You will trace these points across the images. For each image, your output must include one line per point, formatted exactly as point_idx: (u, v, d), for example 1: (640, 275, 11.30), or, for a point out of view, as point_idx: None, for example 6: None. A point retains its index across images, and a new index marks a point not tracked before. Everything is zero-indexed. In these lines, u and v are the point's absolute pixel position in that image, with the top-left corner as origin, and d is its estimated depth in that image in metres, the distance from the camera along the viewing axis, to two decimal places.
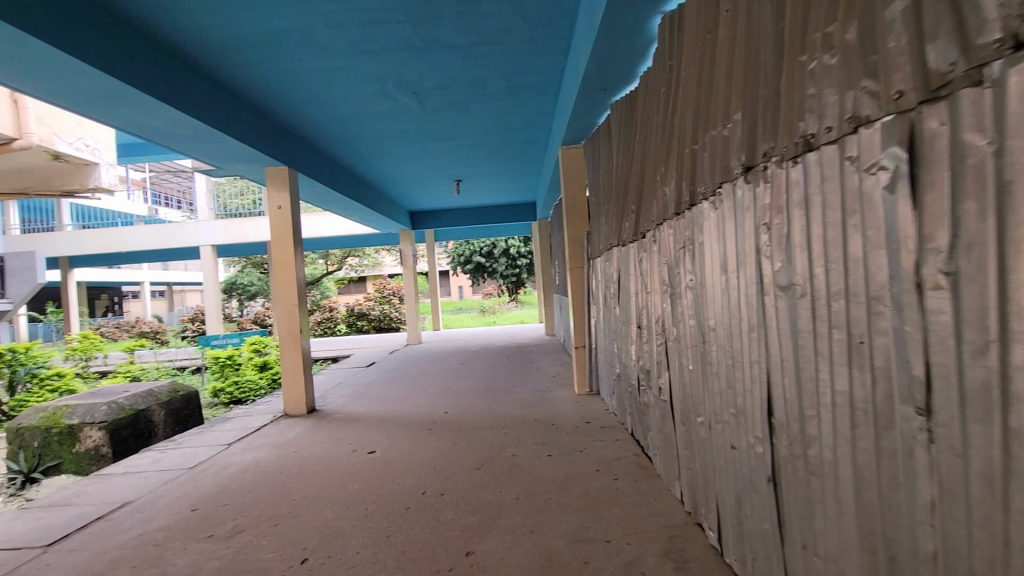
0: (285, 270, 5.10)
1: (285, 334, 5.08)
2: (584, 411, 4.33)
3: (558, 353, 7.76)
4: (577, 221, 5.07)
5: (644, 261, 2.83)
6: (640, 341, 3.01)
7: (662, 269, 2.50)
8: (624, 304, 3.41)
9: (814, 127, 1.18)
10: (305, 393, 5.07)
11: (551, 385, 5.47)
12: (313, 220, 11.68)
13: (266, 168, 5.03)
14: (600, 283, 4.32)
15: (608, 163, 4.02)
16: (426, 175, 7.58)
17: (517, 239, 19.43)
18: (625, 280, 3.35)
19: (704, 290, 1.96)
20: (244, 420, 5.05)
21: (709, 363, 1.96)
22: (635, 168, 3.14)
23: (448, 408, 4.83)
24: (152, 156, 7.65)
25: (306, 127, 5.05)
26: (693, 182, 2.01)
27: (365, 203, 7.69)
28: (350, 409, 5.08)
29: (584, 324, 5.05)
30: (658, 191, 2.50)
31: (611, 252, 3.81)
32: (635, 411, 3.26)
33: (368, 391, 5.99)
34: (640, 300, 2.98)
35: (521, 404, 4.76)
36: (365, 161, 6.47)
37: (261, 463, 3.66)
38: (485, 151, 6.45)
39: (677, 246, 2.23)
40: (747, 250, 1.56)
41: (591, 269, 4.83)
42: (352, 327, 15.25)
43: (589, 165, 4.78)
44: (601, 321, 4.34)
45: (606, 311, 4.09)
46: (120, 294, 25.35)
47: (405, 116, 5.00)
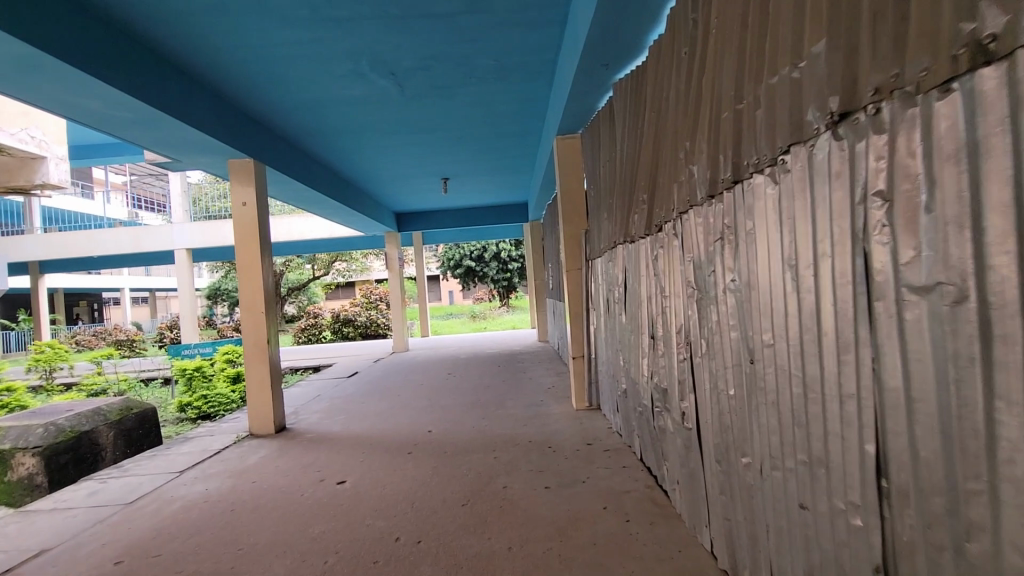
0: (251, 274, 4.57)
1: (251, 345, 4.56)
2: (584, 430, 3.85)
3: (554, 361, 7.27)
4: (574, 219, 4.59)
5: (660, 259, 2.37)
6: (654, 355, 2.54)
7: (686, 269, 2.04)
8: (632, 310, 2.94)
9: (1003, 21, 0.72)
10: (273, 411, 4.55)
11: (547, 398, 4.98)
12: (295, 222, 11.20)
13: (229, 160, 4.54)
14: (602, 286, 3.84)
15: (611, 151, 3.56)
16: (410, 172, 7.09)
17: (507, 243, 19.01)
18: (634, 283, 2.88)
19: (753, 295, 1.50)
20: (204, 441, 4.52)
21: (759, 389, 1.50)
22: (646, 150, 2.67)
23: (432, 426, 4.33)
24: None
25: (273, 114, 4.56)
26: (737, 153, 1.54)
27: (345, 202, 7.18)
28: (323, 428, 4.57)
29: (582, 332, 4.57)
30: (681, 172, 2.04)
31: (616, 250, 3.34)
32: (647, 435, 2.78)
33: (346, 406, 5.47)
34: (654, 307, 2.51)
35: (513, 422, 4.27)
36: (343, 155, 5.97)
37: (212, 497, 3.14)
38: (473, 145, 5.98)
39: (711, 238, 1.76)
40: (838, 236, 1.10)
41: (590, 271, 4.36)
42: (338, 334, 14.70)
43: (588, 157, 4.32)
44: (604, 330, 3.86)
45: (609, 317, 3.61)
46: (100, 300, 24.55)
47: (384, 102, 4.52)
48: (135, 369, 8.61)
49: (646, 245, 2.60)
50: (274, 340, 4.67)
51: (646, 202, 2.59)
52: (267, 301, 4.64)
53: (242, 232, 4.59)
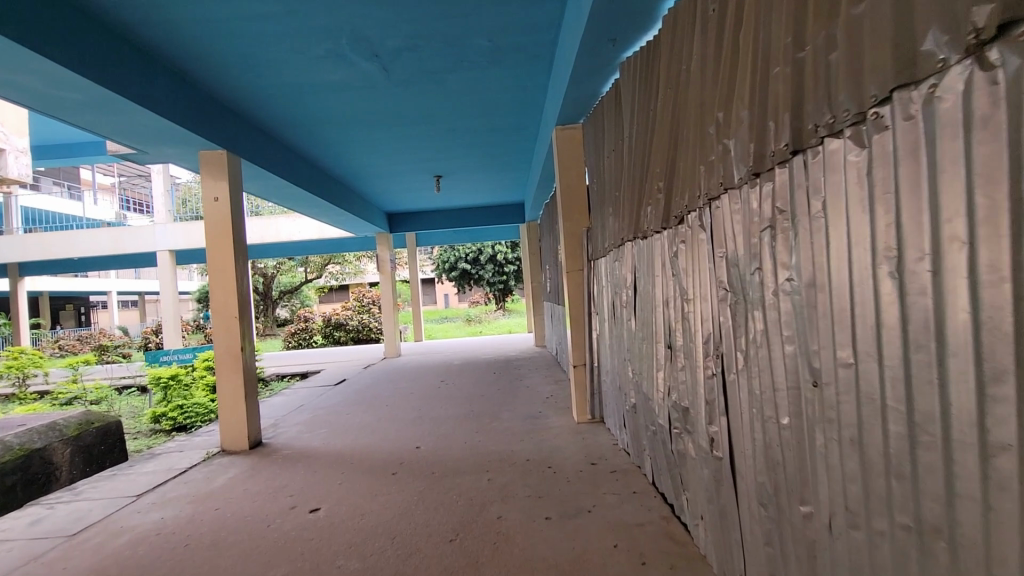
0: (225, 276, 4.20)
1: (223, 353, 4.19)
2: (587, 447, 3.49)
3: (552, 368, 6.91)
4: (575, 217, 4.24)
5: (680, 258, 2.02)
6: (671, 368, 2.19)
7: (717, 267, 1.69)
8: (643, 315, 2.59)
9: None
10: (248, 425, 4.18)
11: (545, 410, 4.62)
12: (283, 223, 10.85)
13: (200, 151, 4.18)
14: (607, 289, 3.49)
15: (617, 139, 3.22)
16: (401, 169, 6.73)
17: (503, 244, 18.69)
18: (645, 284, 2.53)
19: (819, 299, 1.16)
20: (171, 458, 4.15)
21: (828, 421, 1.15)
22: (661, 131, 2.32)
23: (420, 442, 3.97)
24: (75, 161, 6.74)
25: (247, 101, 4.21)
26: (797, 115, 1.19)
27: (332, 201, 6.82)
28: (301, 444, 4.20)
29: (584, 338, 4.21)
30: (711, 150, 1.68)
31: (623, 248, 2.99)
32: (662, 459, 2.43)
33: (330, 417, 5.09)
34: (673, 312, 2.15)
35: (509, 437, 3.91)
36: (327, 149, 5.62)
37: (166, 529, 2.77)
38: (467, 138, 5.63)
39: (754, 229, 1.41)
40: (985, 213, 0.75)
41: (593, 272, 4.00)
42: (329, 339, 14.31)
43: (590, 149, 3.98)
44: (608, 336, 3.52)
45: (615, 322, 3.26)
46: (87, 304, 24.08)
47: (368, 89, 4.17)
48: (113, 377, 8.21)
49: (661, 241, 2.27)
50: (249, 347, 4.30)
51: (661, 192, 2.25)
52: (242, 304, 4.27)
53: (214, 230, 4.22)
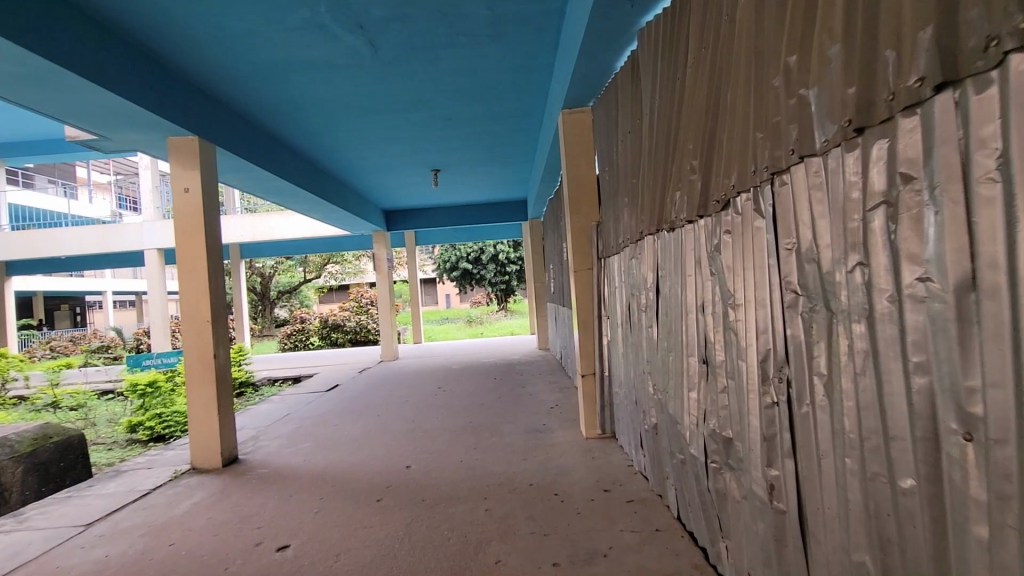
0: (195, 276, 3.80)
1: (193, 361, 3.79)
2: (598, 470, 3.08)
3: (556, 373, 6.49)
4: (583, 210, 3.83)
5: (724, 253, 1.61)
6: (709, 388, 1.79)
7: (782, 263, 1.28)
8: (669, 322, 2.18)
9: None
10: (222, 440, 3.78)
11: (550, 422, 4.21)
12: (276, 221, 10.45)
13: (169, 137, 3.80)
14: (621, 290, 3.08)
15: (634, 118, 2.81)
16: (396, 162, 6.33)
17: (505, 243, 18.30)
18: (672, 285, 2.12)
19: (986, 310, 0.75)
20: (137, 477, 3.76)
21: (1002, 500, 0.75)
22: (695, 98, 1.91)
23: (411, 460, 3.56)
24: (47, 155, 6.34)
25: (221, 80, 3.82)
26: (948, 26, 0.78)
27: (322, 196, 6.42)
28: (280, 461, 3.79)
29: (593, 344, 3.80)
30: (776, 107, 1.27)
31: (643, 243, 2.58)
32: (693, 494, 2.02)
33: (316, 428, 4.69)
34: (712, 320, 1.74)
35: (510, 455, 3.51)
36: (314, 137, 5.22)
37: (109, 570, 2.37)
38: (466, 126, 5.22)
39: (854, 208, 1.00)
40: None
41: (604, 271, 3.59)
42: (326, 340, 13.93)
43: (601, 134, 3.57)
44: (623, 343, 3.12)
45: (632, 328, 2.85)
46: (81, 305, 23.70)
47: (355, 66, 3.77)
48: (94, 382, 7.84)
49: (693, 231, 1.86)
50: (223, 354, 3.90)
51: (696, 171, 1.84)
52: (215, 307, 3.87)
53: (185, 224, 3.82)
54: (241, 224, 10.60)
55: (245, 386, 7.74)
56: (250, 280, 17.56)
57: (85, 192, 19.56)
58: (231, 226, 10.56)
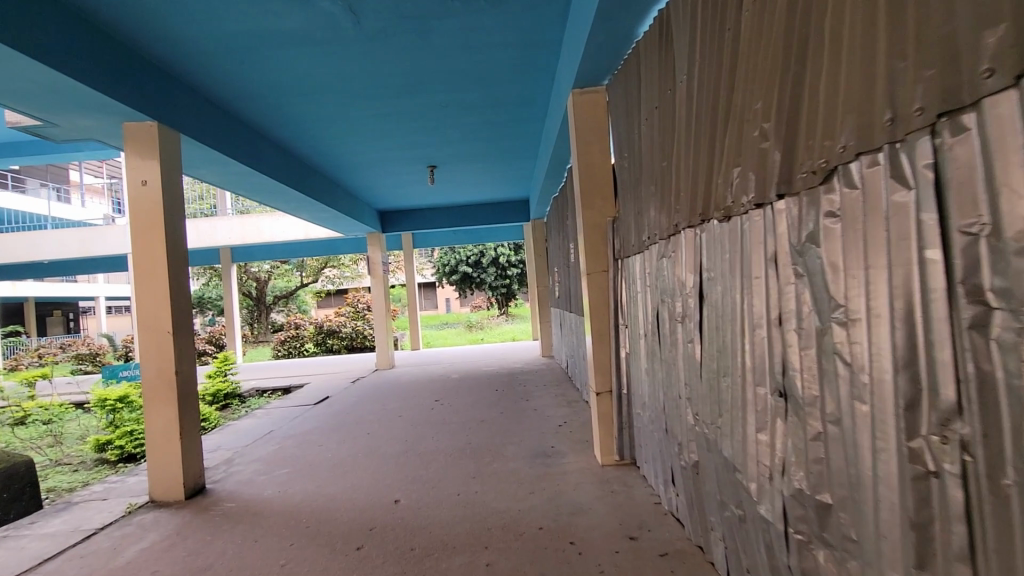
0: (153, 281, 3.33)
1: (152, 378, 3.31)
2: (620, 509, 2.60)
3: (562, 384, 6.00)
4: (598, 203, 3.35)
5: (825, 246, 1.14)
6: (791, 430, 1.32)
7: (961, 256, 0.82)
8: (719, 338, 1.71)
9: None
10: (185, 469, 3.30)
11: (559, 445, 3.72)
12: (265, 222, 9.99)
13: (125, 123, 3.34)
14: (647, 295, 2.61)
15: (663, 89, 2.35)
16: (389, 156, 5.87)
17: (506, 246, 17.83)
18: (726, 290, 1.65)
19: None
20: (87, 511, 3.27)
21: None
22: (761, 41, 1.44)
23: (400, 492, 3.09)
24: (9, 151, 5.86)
25: (185, 57, 3.36)
26: None
27: (309, 194, 5.95)
28: (251, 493, 3.31)
29: (609, 357, 3.32)
30: (950, 10, 0.82)
31: (678, 238, 2.11)
32: (759, 568, 1.53)
33: (298, 450, 4.21)
34: (797, 339, 1.27)
35: (515, 487, 3.03)
36: (297, 126, 4.75)
37: None
38: (464, 114, 4.78)
39: None
40: None
41: (624, 272, 3.11)
42: (321, 347, 13.46)
43: (618, 115, 3.10)
44: (648, 358, 2.64)
45: (662, 340, 2.38)
46: (74, 311, 23.20)
47: (337, 40, 3.32)
48: (67, 394, 7.33)
49: (763, 219, 1.40)
50: (186, 369, 3.42)
51: (768, 138, 1.37)
52: (178, 316, 3.39)
53: (143, 220, 3.35)
54: (229, 227, 10.09)
55: (230, 398, 7.25)
56: (245, 284, 17.08)
57: (77, 194, 19.11)
58: (219, 229, 10.06)
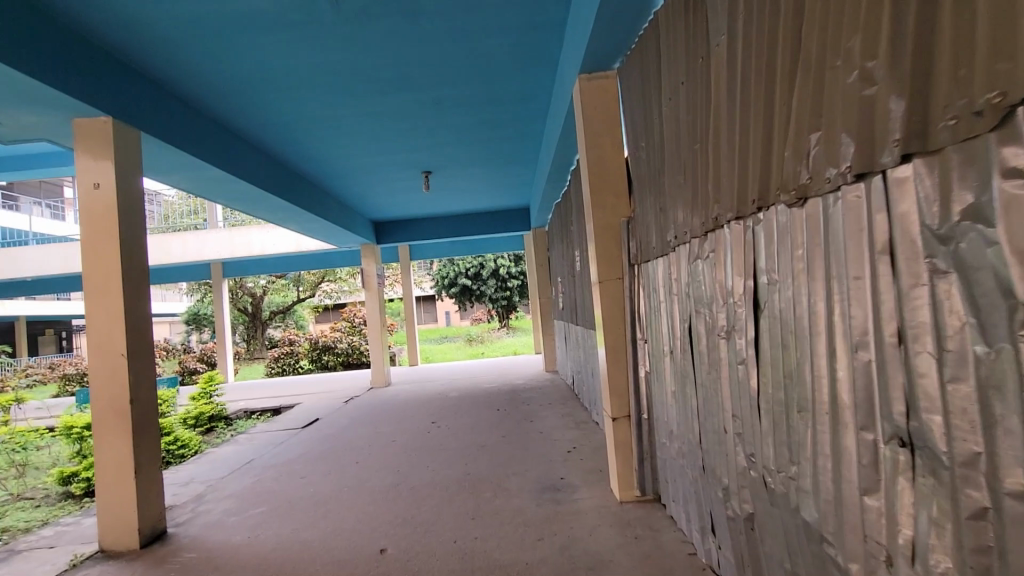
0: (106, 298, 2.93)
1: (103, 408, 2.89)
2: (647, 563, 2.17)
3: (569, 403, 5.57)
4: (610, 202, 2.95)
5: (1004, 224, 0.74)
6: (925, 498, 0.91)
7: None
8: (788, 361, 1.31)
9: None
10: (141, 511, 2.89)
11: (569, 477, 3.29)
12: (255, 235, 9.51)
13: (75, 119, 2.96)
14: (676, 305, 2.20)
15: (691, 59, 1.96)
16: (381, 160, 5.49)
17: (506, 258, 17.41)
18: (800, 298, 1.25)
19: None
20: (27, 563, 2.84)
21: None
22: None
23: (387, 540, 2.66)
24: None
25: (142, 45, 2.99)
26: None
27: (294, 202, 5.57)
28: (216, 540, 2.88)
29: (626, 377, 2.91)
30: None
31: (720, 233, 1.71)
32: None
33: (278, 484, 3.78)
34: (937, 367, 0.87)
35: (520, 532, 2.60)
36: (278, 126, 4.38)
37: None
38: (460, 111, 4.42)
39: None
40: None
41: (644, 279, 2.70)
42: (316, 363, 13.02)
43: (632, 100, 2.71)
44: (679, 381, 2.23)
45: (696, 358, 1.98)
46: (70, 329, 22.74)
47: (316, 24, 2.96)
48: (40, 420, 6.89)
49: (869, 195, 1.01)
50: (144, 398, 3.01)
51: (874, 81, 0.97)
52: (135, 340, 2.99)
53: (94, 229, 2.96)
54: (217, 241, 9.64)
55: (215, 421, 6.82)
56: (240, 300, 16.67)
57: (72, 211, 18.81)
58: (206, 244, 9.60)
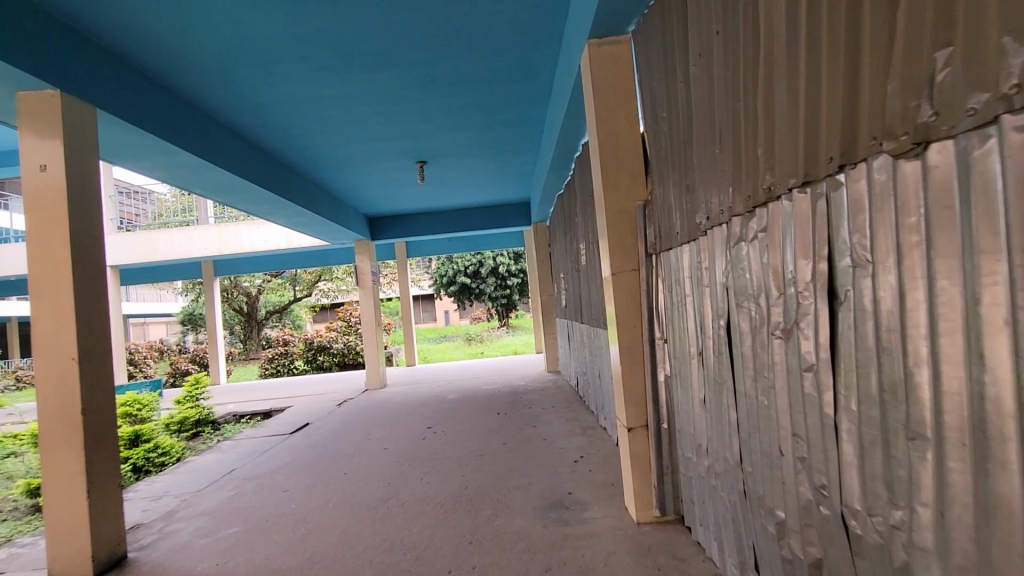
0: (56, 295, 2.59)
1: (51, 420, 2.55)
2: None
3: (574, 406, 5.24)
4: (625, 185, 2.60)
5: None
6: None
7: None
8: (892, 370, 0.97)
9: None
10: (96, 537, 2.55)
11: (578, 493, 2.96)
12: (245, 231, 8.99)
13: (18, 93, 2.61)
14: (711, 297, 1.86)
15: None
16: (372, 148, 5.15)
17: (506, 255, 17.07)
18: (912, 283, 0.91)
19: None
20: None
21: None
22: None
23: (373, 569, 2.33)
24: None
25: (97, 9, 2.66)
26: None
27: (279, 192, 5.21)
28: (180, 567, 2.55)
29: (644, 382, 2.57)
30: None
31: (772, 207, 1.37)
32: None
33: (258, 499, 3.45)
34: None
35: (524, 561, 2.27)
36: (259, 108, 4.04)
37: None
38: (456, 91, 4.08)
39: None
40: None
41: (666, 269, 2.36)
42: (311, 364, 12.70)
43: (650, 66, 2.36)
44: (713, 389, 1.89)
45: (738, 363, 1.64)
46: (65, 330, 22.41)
47: None
48: (17, 426, 6.55)
49: None
50: (101, 407, 2.67)
51: None
52: (88, 342, 2.65)
53: (38, 216, 2.61)
54: (205, 237, 9.12)
55: (202, 425, 6.47)
56: (234, 299, 16.33)
57: None
58: (193, 241, 9.06)
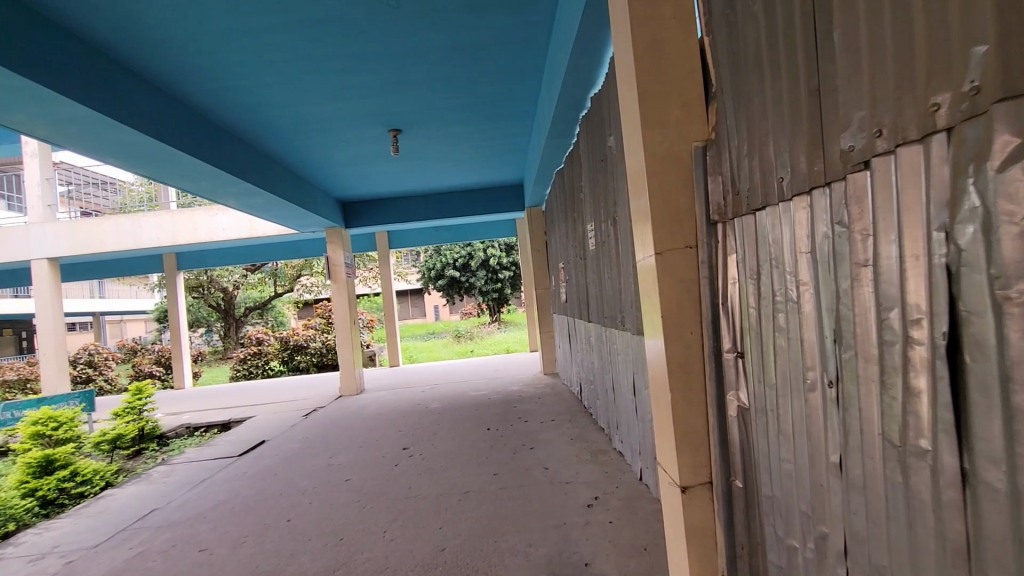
0: None
1: None
2: None
3: (579, 421, 4.37)
4: (674, 118, 1.71)
5: None
6: None
7: None
8: None
9: None
10: None
11: (596, 566, 2.09)
12: (201, 219, 8.01)
13: None
14: (879, 284, 0.99)
15: None
16: (334, 111, 4.26)
17: (496, 247, 16.12)
18: None
19: None
20: None
21: None
22: None
23: None
24: None
25: None
26: None
27: (218, 164, 4.30)
28: None
29: (704, 416, 1.70)
30: None
31: None
32: None
33: (164, 564, 2.57)
34: None
35: None
36: (176, 46, 3.14)
37: None
38: (435, 29, 3.21)
39: None
40: None
41: (748, 241, 1.49)
42: (287, 365, 11.79)
43: None
44: (873, 456, 1.04)
45: (984, 426, 0.79)
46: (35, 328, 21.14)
47: None
48: None
49: None
50: None
51: None
52: None
53: None
54: (155, 225, 8.12)
55: (144, 441, 5.56)
56: (211, 295, 15.31)
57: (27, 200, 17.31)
58: (142, 230, 8.08)
